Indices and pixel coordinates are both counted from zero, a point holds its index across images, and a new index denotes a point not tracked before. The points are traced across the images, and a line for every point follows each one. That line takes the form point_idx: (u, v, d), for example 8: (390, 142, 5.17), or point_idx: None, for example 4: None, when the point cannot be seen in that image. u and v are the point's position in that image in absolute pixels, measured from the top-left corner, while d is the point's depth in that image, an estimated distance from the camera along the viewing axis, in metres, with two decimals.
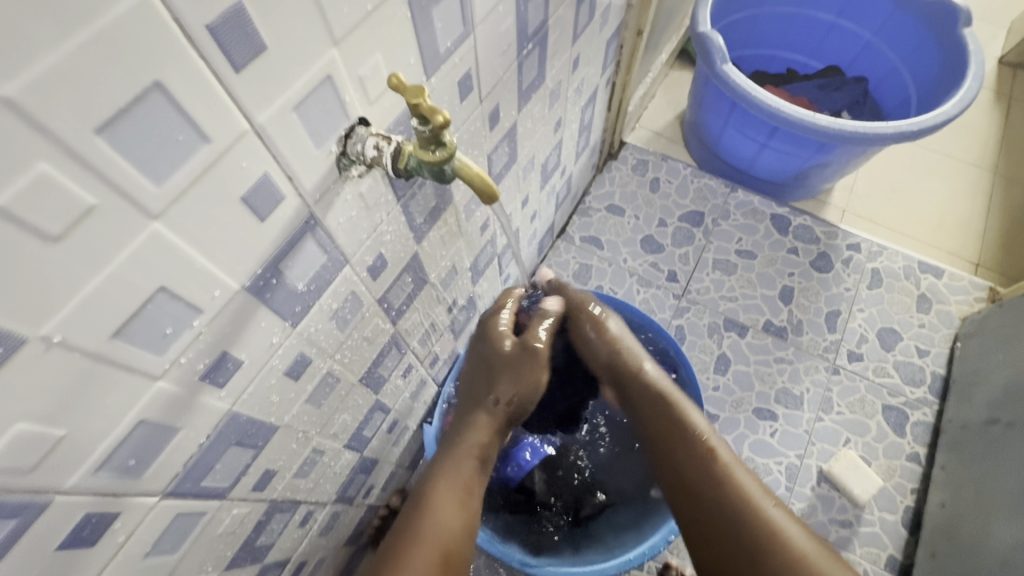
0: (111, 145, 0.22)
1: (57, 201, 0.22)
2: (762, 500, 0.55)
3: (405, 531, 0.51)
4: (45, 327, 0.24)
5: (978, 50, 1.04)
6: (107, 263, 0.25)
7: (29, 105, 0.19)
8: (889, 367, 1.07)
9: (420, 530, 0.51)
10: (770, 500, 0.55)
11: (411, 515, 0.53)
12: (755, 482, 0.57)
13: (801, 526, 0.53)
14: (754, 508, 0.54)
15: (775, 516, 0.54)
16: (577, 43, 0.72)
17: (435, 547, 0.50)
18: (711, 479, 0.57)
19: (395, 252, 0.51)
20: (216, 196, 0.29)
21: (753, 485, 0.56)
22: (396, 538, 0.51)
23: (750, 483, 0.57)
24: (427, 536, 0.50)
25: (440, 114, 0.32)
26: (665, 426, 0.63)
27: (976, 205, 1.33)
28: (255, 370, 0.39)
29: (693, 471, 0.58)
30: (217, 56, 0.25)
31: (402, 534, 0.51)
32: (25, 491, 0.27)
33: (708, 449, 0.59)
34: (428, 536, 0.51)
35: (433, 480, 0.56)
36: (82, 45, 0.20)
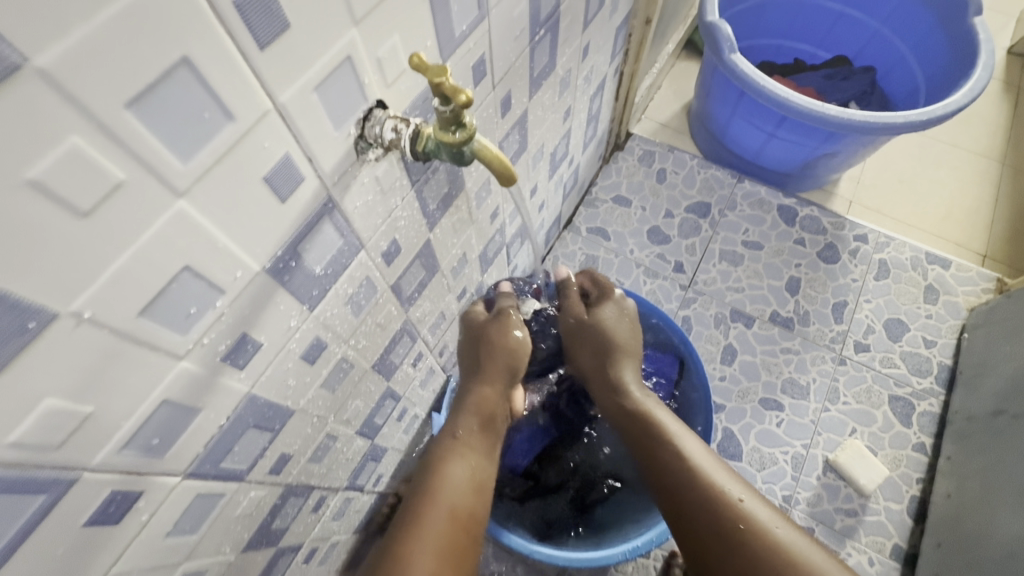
0: (140, 121, 0.23)
1: (89, 176, 0.22)
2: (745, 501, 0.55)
3: (418, 495, 0.51)
4: (75, 303, 0.24)
5: (989, 39, 1.03)
6: (134, 240, 0.25)
7: (62, 77, 0.19)
8: (896, 358, 1.07)
9: (431, 493, 0.51)
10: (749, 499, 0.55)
11: (421, 480, 0.53)
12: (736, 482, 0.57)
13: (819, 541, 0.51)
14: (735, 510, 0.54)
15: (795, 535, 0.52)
16: (587, 31, 0.71)
17: (446, 504, 0.50)
18: (689, 486, 0.57)
19: (408, 238, 0.51)
20: (239, 175, 0.29)
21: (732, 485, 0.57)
22: (410, 503, 0.51)
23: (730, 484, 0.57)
24: (442, 492, 0.51)
25: (463, 93, 0.32)
26: (644, 436, 0.64)
27: (983, 196, 1.33)
28: (274, 353, 0.39)
29: (673, 481, 0.58)
30: (242, 32, 0.25)
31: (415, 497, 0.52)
32: (53, 467, 0.27)
33: (683, 457, 0.59)
34: (441, 495, 0.51)
35: (438, 450, 0.57)
36: (114, 16, 0.20)
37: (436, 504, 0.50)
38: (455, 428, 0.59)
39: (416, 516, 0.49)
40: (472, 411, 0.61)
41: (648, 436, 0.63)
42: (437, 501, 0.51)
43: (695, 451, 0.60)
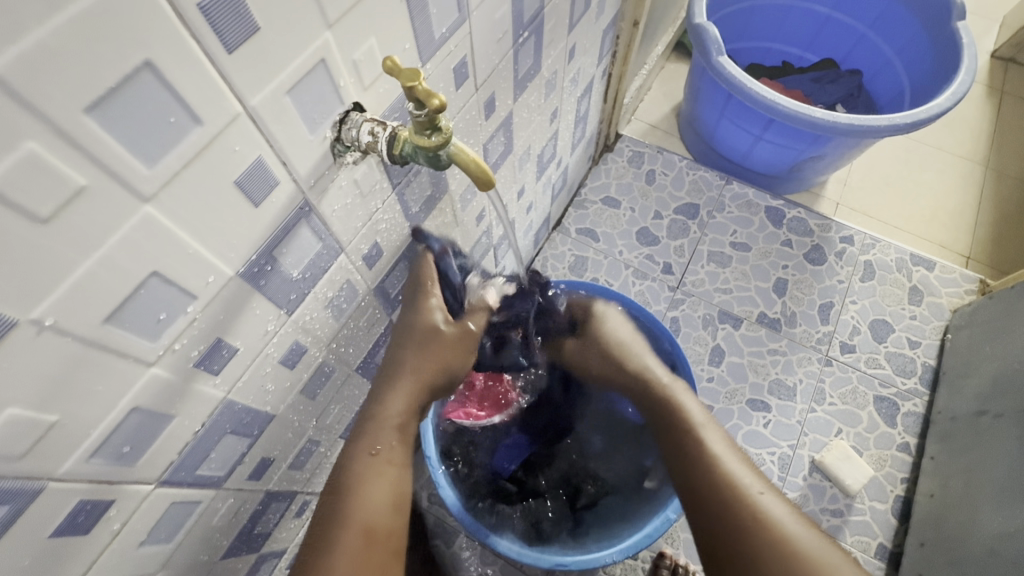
0: (101, 126, 0.22)
1: (46, 181, 0.21)
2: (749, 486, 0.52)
3: (333, 511, 0.47)
4: (36, 311, 0.23)
5: (971, 43, 1.04)
6: (98, 246, 0.24)
7: (16, 82, 0.19)
8: (881, 359, 1.09)
9: (344, 513, 0.46)
10: (761, 487, 0.53)
11: (337, 492, 0.48)
12: (750, 471, 0.55)
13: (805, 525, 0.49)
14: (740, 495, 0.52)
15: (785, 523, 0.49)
16: (573, 33, 0.71)
17: (360, 527, 0.46)
18: (702, 472, 0.55)
19: (390, 241, 0.50)
20: (208, 180, 0.28)
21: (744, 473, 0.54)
22: (323, 519, 0.46)
23: (741, 470, 0.54)
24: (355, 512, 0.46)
25: (436, 98, 0.31)
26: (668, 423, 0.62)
27: (967, 198, 1.34)
28: (250, 358, 0.39)
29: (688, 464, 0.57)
30: (208, 36, 0.24)
31: (328, 514, 0.47)
32: (17, 478, 0.27)
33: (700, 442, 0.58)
34: (355, 513, 0.46)
35: (354, 450, 0.50)
36: (71, 20, 0.19)
37: (349, 525, 0.46)
38: (377, 425, 0.52)
39: (326, 542, 0.45)
40: (391, 411, 0.53)
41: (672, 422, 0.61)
42: (348, 520, 0.46)
43: (712, 438, 0.58)
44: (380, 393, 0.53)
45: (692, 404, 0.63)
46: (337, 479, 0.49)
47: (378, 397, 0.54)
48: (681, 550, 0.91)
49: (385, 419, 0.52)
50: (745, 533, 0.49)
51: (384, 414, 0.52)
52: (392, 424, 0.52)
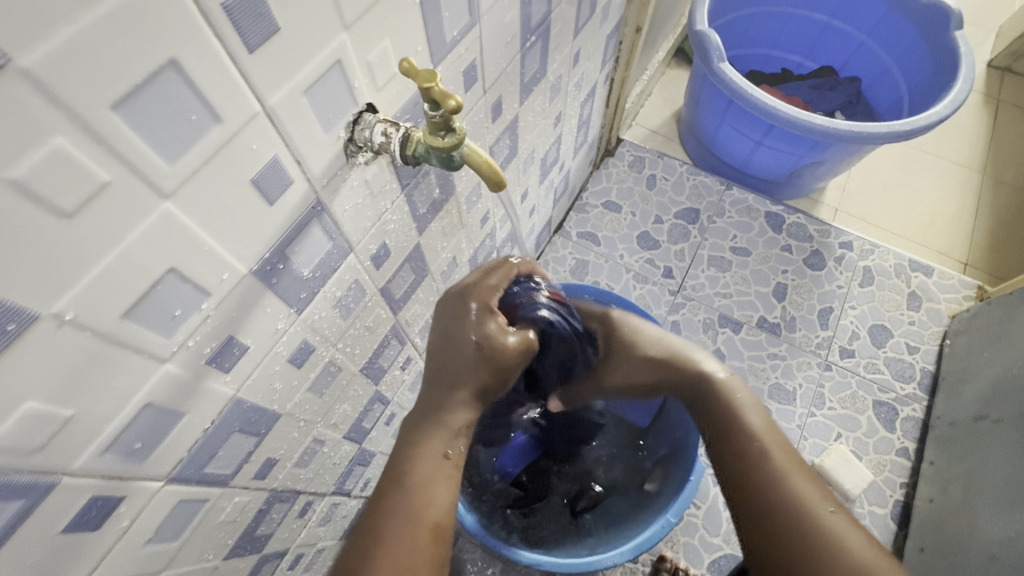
0: (126, 122, 0.22)
1: (72, 176, 0.22)
2: (818, 504, 0.50)
3: (388, 512, 0.45)
4: (56, 305, 0.23)
5: (969, 53, 1.05)
6: (118, 241, 0.25)
7: (47, 78, 0.19)
8: (880, 363, 1.09)
9: (409, 511, 0.45)
10: (831, 504, 0.50)
11: (393, 494, 0.46)
12: (815, 485, 0.52)
13: (860, 533, 0.48)
14: (808, 514, 0.49)
15: (835, 524, 0.48)
16: (578, 37, 0.72)
17: (427, 528, 0.45)
18: (762, 486, 0.52)
19: (398, 241, 0.51)
20: (226, 177, 0.28)
21: (812, 487, 0.51)
22: (374, 521, 0.45)
23: (807, 485, 0.51)
24: (416, 513, 0.45)
25: (452, 98, 0.32)
26: (722, 426, 0.58)
27: (965, 205, 1.35)
28: (260, 356, 0.39)
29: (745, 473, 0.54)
30: (231, 35, 0.25)
31: (381, 513, 0.45)
32: (31, 472, 0.27)
33: (762, 449, 0.54)
34: (423, 516, 0.45)
35: (421, 451, 0.49)
36: (100, 18, 0.20)
37: (416, 528, 0.44)
38: (445, 429, 0.51)
39: (385, 547, 0.43)
40: (456, 419, 0.52)
41: (730, 426, 0.57)
42: (414, 526, 0.45)
43: (774, 446, 0.54)
44: (447, 394, 0.52)
45: (751, 403, 0.59)
46: (403, 480, 0.47)
47: (439, 400, 0.52)
48: (682, 554, 0.91)
49: (450, 426, 0.51)
50: (813, 555, 0.47)
51: (450, 420, 0.51)
52: (456, 431, 0.51)
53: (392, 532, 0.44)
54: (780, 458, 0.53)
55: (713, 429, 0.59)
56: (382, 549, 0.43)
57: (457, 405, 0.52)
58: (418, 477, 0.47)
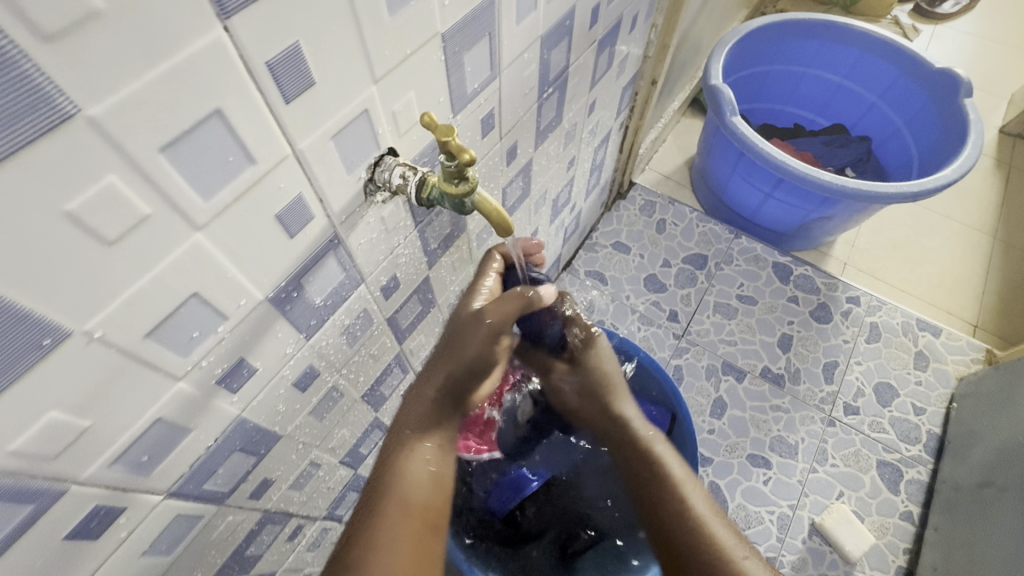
0: (171, 162, 0.25)
1: (119, 209, 0.24)
2: (731, 545, 0.51)
3: (373, 492, 0.47)
4: (88, 323, 0.25)
5: (978, 120, 1.08)
6: (151, 268, 0.27)
7: (108, 125, 0.21)
8: (885, 423, 1.08)
9: (386, 488, 0.46)
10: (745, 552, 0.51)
11: (379, 475, 0.48)
12: (732, 532, 0.53)
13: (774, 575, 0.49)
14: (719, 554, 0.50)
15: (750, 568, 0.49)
16: (595, 89, 0.76)
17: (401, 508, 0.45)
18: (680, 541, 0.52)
19: (408, 274, 0.53)
20: (254, 213, 0.31)
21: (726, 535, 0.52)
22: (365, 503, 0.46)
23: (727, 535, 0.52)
24: (392, 491, 0.46)
25: (467, 152, 0.34)
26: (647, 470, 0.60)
27: (975, 266, 1.36)
28: (267, 377, 0.41)
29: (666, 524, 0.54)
30: (272, 89, 0.27)
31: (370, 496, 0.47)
32: (44, 478, 0.28)
33: (682, 500, 0.55)
34: (398, 494, 0.46)
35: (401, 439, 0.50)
36: (161, 74, 0.22)
37: (388, 504, 0.45)
38: (412, 402, 0.51)
39: (364, 525, 0.44)
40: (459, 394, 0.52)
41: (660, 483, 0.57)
42: (390, 513, 0.45)
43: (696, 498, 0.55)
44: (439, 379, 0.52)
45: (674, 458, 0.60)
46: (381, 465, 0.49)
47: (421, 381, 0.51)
48: None
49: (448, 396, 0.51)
50: None
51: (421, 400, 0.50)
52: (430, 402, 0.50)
53: (375, 508, 0.45)
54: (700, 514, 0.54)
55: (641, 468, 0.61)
56: (369, 522, 0.44)
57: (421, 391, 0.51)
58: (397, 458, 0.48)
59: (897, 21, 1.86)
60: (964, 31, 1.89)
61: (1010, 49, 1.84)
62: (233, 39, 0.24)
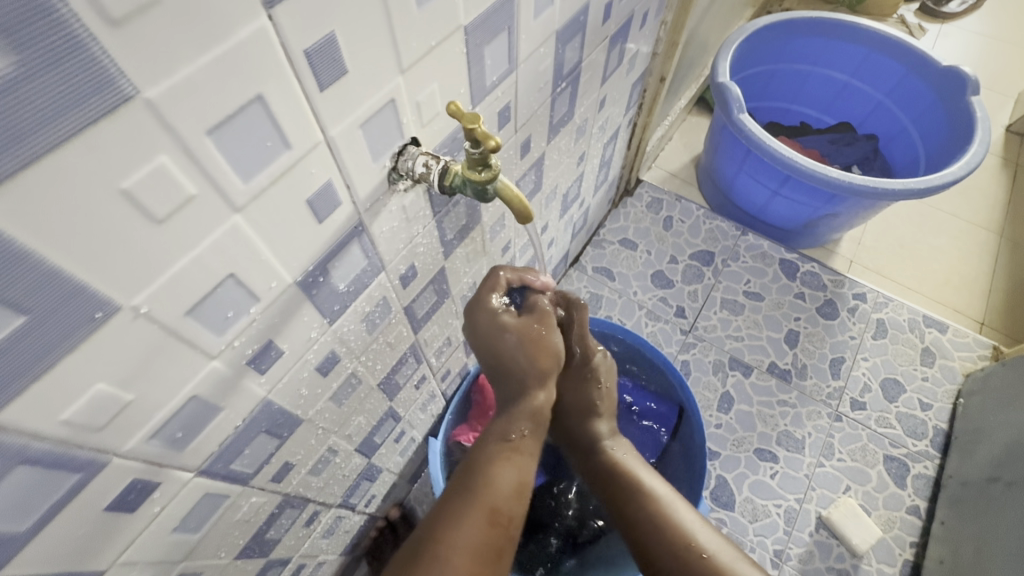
0: (216, 145, 0.26)
1: (168, 189, 0.25)
2: (725, 553, 0.54)
3: (462, 488, 0.49)
4: (136, 298, 0.27)
5: (985, 117, 1.09)
6: (193, 247, 0.28)
7: (162, 107, 0.23)
8: (892, 419, 1.08)
9: (477, 489, 0.48)
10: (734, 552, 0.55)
11: (470, 474, 0.50)
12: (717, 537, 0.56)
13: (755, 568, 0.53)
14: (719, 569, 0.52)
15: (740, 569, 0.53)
16: (606, 85, 0.77)
17: (485, 509, 0.47)
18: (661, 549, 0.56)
19: (425, 264, 0.54)
20: (288, 197, 0.32)
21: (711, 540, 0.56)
22: (452, 497, 0.49)
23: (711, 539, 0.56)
24: (481, 492, 0.48)
25: (493, 139, 0.36)
26: (620, 489, 0.62)
27: (982, 264, 1.36)
28: (292, 361, 0.42)
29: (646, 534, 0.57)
30: (309, 76, 0.29)
31: (459, 492, 0.49)
32: (90, 448, 0.29)
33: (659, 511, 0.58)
34: (486, 496, 0.48)
35: (495, 449, 0.52)
36: (211, 59, 0.23)
37: (477, 505, 0.47)
38: (515, 414, 0.55)
39: (450, 517, 0.46)
40: (526, 409, 0.55)
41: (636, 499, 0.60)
42: (473, 514, 0.46)
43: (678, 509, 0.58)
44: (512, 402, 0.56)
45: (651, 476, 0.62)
46: (472, 465, 0.51)
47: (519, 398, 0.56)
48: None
49: (522, 414, 0.55)
50: None
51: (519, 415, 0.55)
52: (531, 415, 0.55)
53: (463, 505, 0.47)
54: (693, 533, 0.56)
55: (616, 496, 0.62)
56: (453, 516, 0.46)
57: (520, 410, 0.55)
58: (489, 463, 0.51)
59: (903, 20, 1.87)
60: (970, 30, 1.89)
61: (1017, 48, 1.84)
62: (276, 27, 0.25)
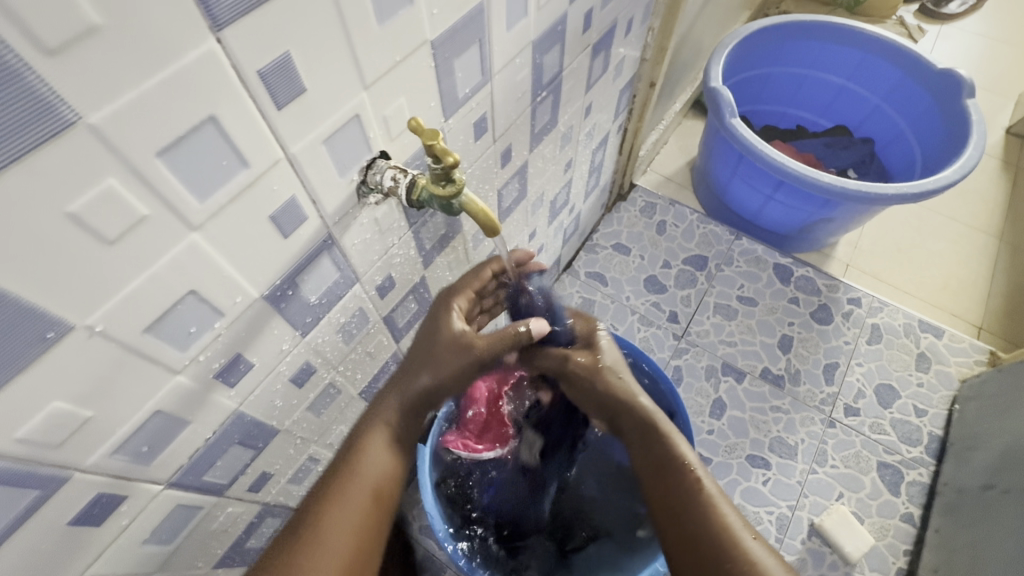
0: (167, 166, 0.26)
1: (118, 211, 0.25)
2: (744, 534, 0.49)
3: (341, 467, 0.49)
4: (90, 318, 0.27)
5: (981, 120, 1.08)
6: (149, 266, 0.28)
7: (107, 132, 0.23)
8: (886, 425, 1.07)
9: (353, 469, 0.48)
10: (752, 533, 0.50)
11: (348, 450, 0.50)
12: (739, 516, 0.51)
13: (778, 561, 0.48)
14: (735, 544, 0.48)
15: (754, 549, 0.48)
16: (591, 92, 0.77)
17: (363, 491, 0.48)
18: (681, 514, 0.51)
19: (403, 274, 0.54)
20: (248, 214, 0.32)
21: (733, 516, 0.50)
22: (329, 477, 0.48)
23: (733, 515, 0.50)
24: (357, 471, 0.48)
25: (452, 155, 0.36)
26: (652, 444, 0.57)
27: (981, 268, 1.35)
28: (264, 373, 0.42)
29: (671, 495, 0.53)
30: (264, 96, 0.29)
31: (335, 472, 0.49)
32: (50, 464, 0.30)
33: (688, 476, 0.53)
34: (362, 476, 0.48)
35: (377, 426, 0.51)
36: (157, 84, 0.24)
37: (353, 486, 0.47)
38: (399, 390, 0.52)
39: (325, 504, 0.46)
40: (413, 389, 0.52)
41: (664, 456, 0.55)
42: (350, 497, 0.47)
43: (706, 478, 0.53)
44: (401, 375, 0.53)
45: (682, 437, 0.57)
46: (352, 441, 0.51)
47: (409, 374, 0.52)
48: None
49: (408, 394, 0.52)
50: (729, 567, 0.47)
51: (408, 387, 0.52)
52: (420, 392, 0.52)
53: (339, 486, 0.47)
54: (728, 519, 0.50)
55: (644, 457, 0.57)
56: (328, 499, 0.46)
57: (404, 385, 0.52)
58: (368, 439, 0.50)
59: (902, 21, 1.86)
60: (971, 32, 1.88)
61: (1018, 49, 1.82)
62: (226, 50, 0.26)
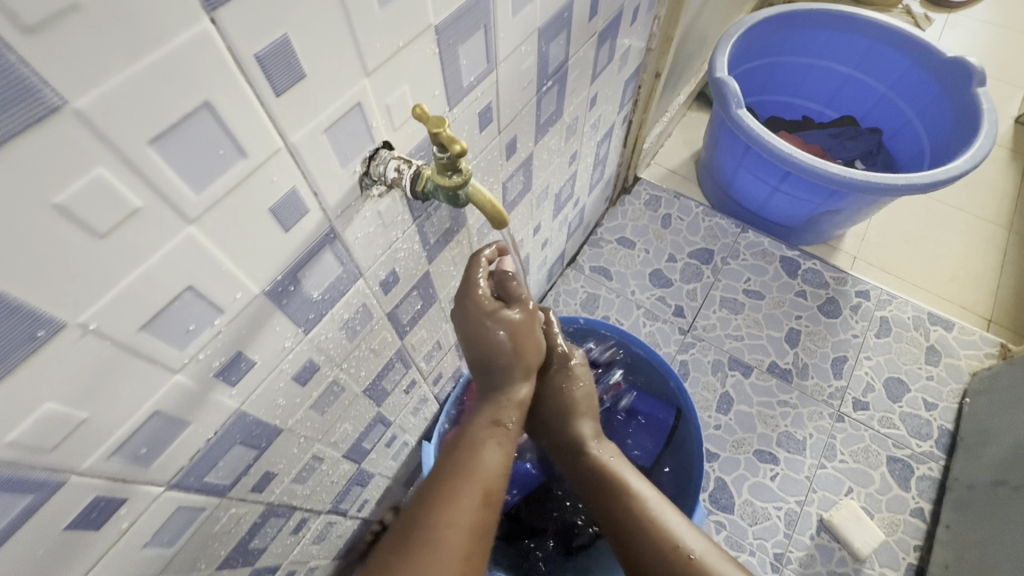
0: (160, 154, 0.25)
1: (108, 203, 0.24)
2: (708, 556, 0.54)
3: (454, 471, 0.49)
4: (82, 315, 0.26)
5: (992, 109, 1.06)
6: (143, 261, 0.27)
7: (94, 118, 0.22)
8: (896, 419, 1.06)
9: (469, 471, 0.48)
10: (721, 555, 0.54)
11: (458, 458, 0.50)
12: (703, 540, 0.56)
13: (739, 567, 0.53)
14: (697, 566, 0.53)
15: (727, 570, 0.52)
16: (596, 83, 0.75)
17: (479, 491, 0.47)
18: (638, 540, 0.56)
19: (407, 269, 0.53)
20: (247, 206, 0.31)
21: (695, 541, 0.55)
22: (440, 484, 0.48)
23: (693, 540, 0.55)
24: (475, 473, 0.48)
25: (458, 143, 0.35)
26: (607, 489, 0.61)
27: (990, 260, 1.33)
28: (266, 372, 0.41)
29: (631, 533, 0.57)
30: (261, 80, 0.27)
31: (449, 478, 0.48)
32: (44, 468, 0.29)
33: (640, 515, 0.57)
34: (478, 478, 0.48)
35: (484, 435, 0.52)
36: (147, 67, 0.22)
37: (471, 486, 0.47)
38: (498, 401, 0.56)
39: (439, 505, 0.45)
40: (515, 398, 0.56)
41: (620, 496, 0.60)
42: (469, 495, 0.46)
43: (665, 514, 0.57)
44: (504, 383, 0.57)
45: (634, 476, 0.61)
46: (458, 447, 0.52)
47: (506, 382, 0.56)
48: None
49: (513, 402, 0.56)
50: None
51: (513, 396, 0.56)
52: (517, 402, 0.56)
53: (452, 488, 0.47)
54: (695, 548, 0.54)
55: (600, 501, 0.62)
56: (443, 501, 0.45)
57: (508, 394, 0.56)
58: (480, 443, 0.52)
59: (908, 10, 1.83)
60: (978, 19, 1.85)
61: None
62: (220, 31, 0.24)
